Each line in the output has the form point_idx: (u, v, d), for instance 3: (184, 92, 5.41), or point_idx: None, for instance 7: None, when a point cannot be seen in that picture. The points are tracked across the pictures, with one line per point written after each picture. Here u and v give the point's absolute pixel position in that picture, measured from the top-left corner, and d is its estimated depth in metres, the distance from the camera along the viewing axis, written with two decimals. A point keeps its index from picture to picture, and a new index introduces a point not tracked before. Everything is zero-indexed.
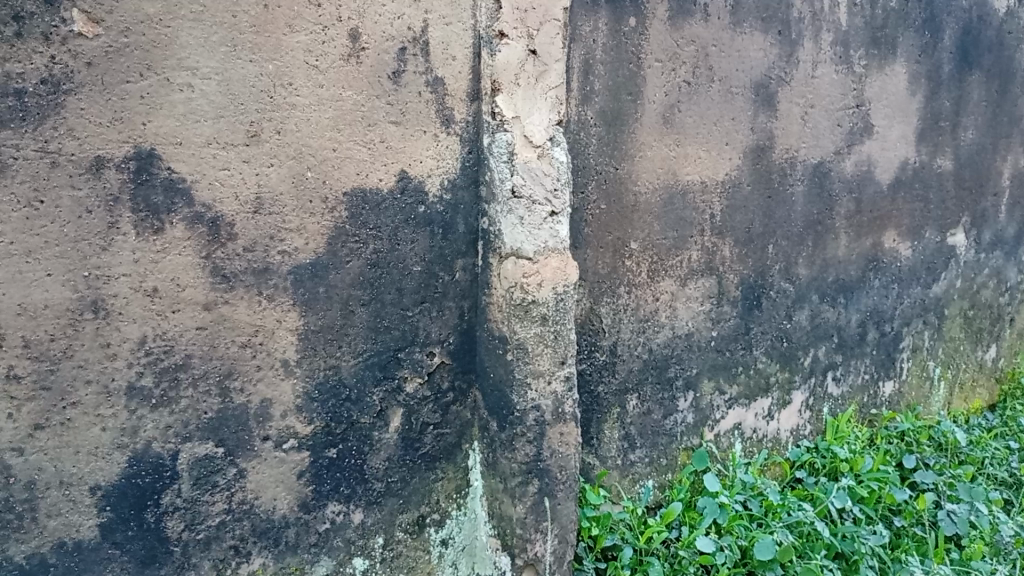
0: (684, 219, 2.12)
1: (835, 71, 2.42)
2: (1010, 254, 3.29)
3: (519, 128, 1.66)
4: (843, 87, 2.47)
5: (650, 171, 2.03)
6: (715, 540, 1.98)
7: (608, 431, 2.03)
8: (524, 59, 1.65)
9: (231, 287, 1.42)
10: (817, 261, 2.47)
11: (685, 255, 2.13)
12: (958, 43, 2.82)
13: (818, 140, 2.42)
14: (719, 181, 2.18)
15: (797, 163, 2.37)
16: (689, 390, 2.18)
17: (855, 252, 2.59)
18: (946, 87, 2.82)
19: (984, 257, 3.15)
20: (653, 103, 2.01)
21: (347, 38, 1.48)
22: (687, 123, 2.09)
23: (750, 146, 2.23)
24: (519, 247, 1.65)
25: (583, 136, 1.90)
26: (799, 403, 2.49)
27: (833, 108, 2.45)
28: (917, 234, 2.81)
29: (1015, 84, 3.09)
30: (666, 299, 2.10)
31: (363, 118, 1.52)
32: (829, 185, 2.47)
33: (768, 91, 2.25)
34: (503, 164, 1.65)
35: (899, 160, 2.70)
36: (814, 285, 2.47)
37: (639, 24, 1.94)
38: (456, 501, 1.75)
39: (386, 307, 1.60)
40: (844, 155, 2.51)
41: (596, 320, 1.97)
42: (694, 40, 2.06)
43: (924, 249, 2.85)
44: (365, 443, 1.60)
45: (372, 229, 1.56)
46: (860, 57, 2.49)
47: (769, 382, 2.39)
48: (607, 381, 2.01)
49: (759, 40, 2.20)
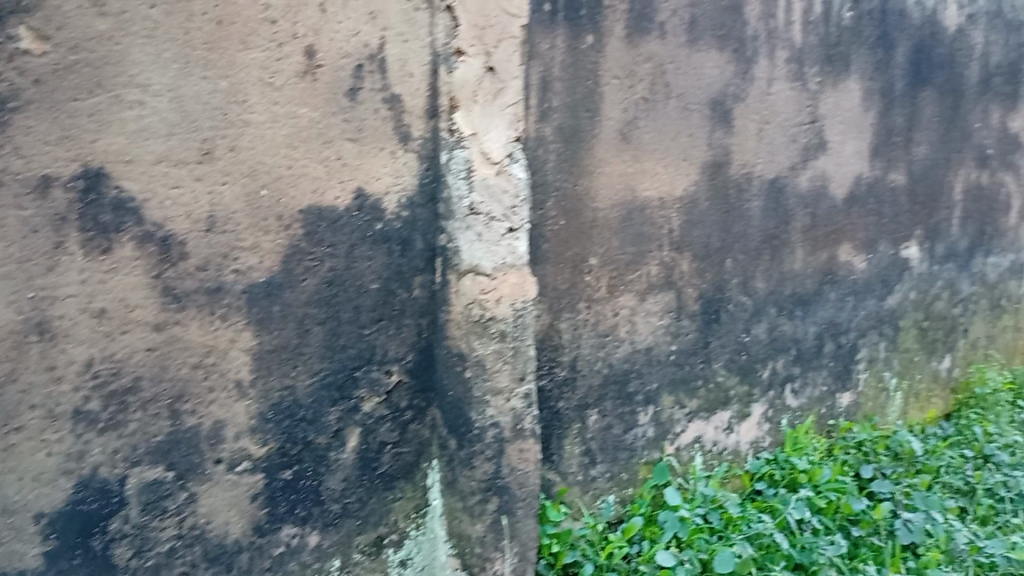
0: (642, 234, 2.14)
1: (790, 88, 2.47)
2: (963, 266, 3.37)
3: (477, 145, 1.66)
4: (798, 104, 2.51)
5: (609, 187, 2.05)
6: (675, 554, 1.99)
7: (569, 447, 2.04)
8: (481, 76, 1.65)
9: (182, 307, 1.40)
10: (775, 275, 2.51)
11: (644, 270, 2.15)
12: (909, 60, 2.89)
13: (774, 156, 2.46)
14: (677, 196, 2.20)
15: (753, 179, 2.40)
16: (649, 404, 2.19)
17: (812, 265, 2.63)
18: (898, 103, 2.89)
19: (937, 269, 3.22)
20: (612, 120, 2.03)
21: (303, 55, 1.47)
22: (645, 139, 2.11)
23: (707, 162, 2.26)
24: (476, 264, 1.66)
25: (541, 153, 1.91)
26: (759, 415, 2.52)
27: (788, 124, 2.49)
28: (871, 247, 2.87)
29: (964, 100, 3.18)
30: (626, 314, 2.11)
31: (318, 135, 1.51)
32: (786, 200, 2.52)
33: (724, 107, 2.29)
34: (461, 181, 1.66)
35: (853, 175, 2.75)
36: (772, 299, 2.51)
37: (597, 42, 1.97)
38: (414, 521, 1.73)
39: (343, 325, 1.59)
40: (800, 170, 2.55)
41: (555, 336, 1.98)
42: (651, 57, 2.09)
43: (878, 262, 2.91)
44: (321, 464, 1.58)
45: (327, 247, 1.55)
46: (814, 74, 2.54)
47: (728, 396, 2.41)
48: (567, 397, 2.02)
49: (716, 58, 2.24)
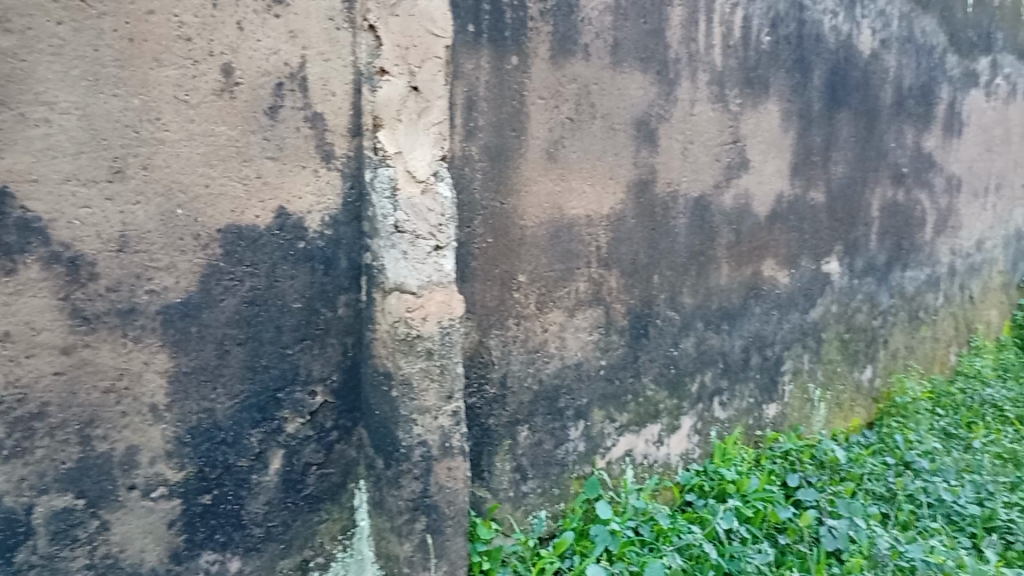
0: (570, 251, 2.17)
1: (712, 109, 2.55)
2: (881, 280, 3.51)
3: (402, 164, 1.67)
4: (720, 124, 2.59)
5: (536, 205, 2.08)
6: (606, 567, 2.00)
7: (499, 464, 2.04)
8: (405, 95, 1.67)
9: (93, 330, 1.36)
10: (701, 290, 2.57)
11: (572, 287, 2.18)
12: (826, 83, 3.01)
13: (698, 175, 2.53)
14: (604, 215, 2.24)
15: (679, 197, 2.46)
16: (580, 420, 2.22)
17: (737, 280, 2.71)
18: (816, 124, 3.01)
19: (858, 283, 3.35)
20: (538, 139, 2.07)
21: (219, 73, 1.46)
22: (571, 158, 2.15)
23: (633, 181, 2.32)
24: (402, 282, 1.65)
25: (468, 172, 1.93)
26: (688, 428, 2.57)
27: (711, 144, 2.57)
28: (794, 262, 2.97)
29: (879, 122, 3.33)
30: (554, 330, 2.14)
31: (237, 153, 1.50)
32: (710, 217, 2.59)
33: (649, 127, 2.35)
34: (386, 200, 1.65)
35: (775, 193, 2.85)
36: (699, 313, 2.57)
37: (522, 63, 2.00)
38: (341, 543, 1.71)
39: (265, 345, 1.57)
40: (723, 189, 2.63)
41: (484, 353, 1.99)
42: (575, 78, 2.13)
43: (801, 277, 3.01)
44: (242, 487, 1.55)
45: (248, 266, 1.53)
46: (735, 96, 2.62)
47: (658, 409, 2.45)
48: (497, 413, 2.02)
49: (640, 79, 2.30)
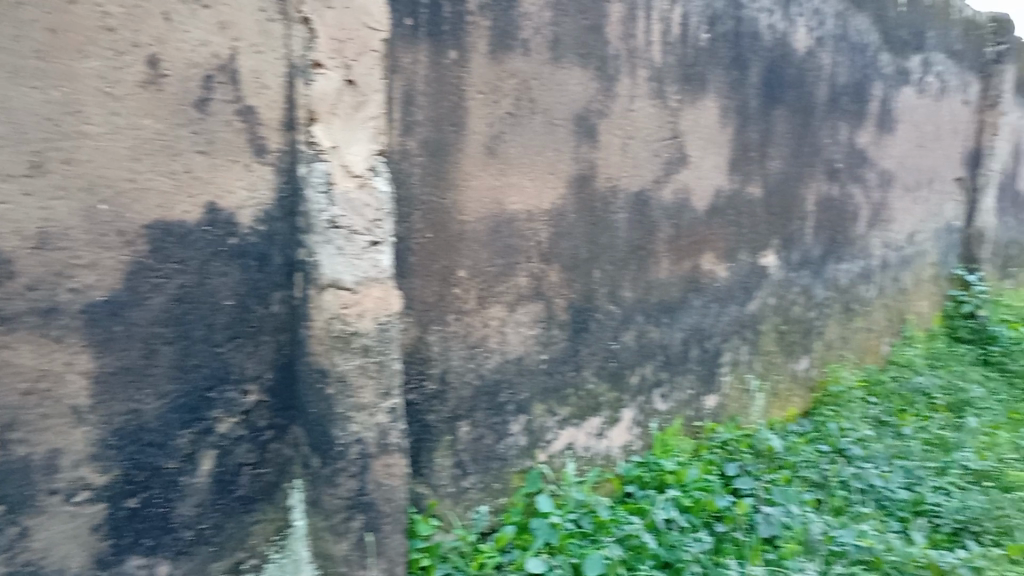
0: (510, 246, 2.17)
1: (651, 105, 2.58)
2: (817, 273, 3.61)
3: (338, 159, 1.64)
4: (659, 120, 2.62)
5: (476, 200, 2.07)
6: (546, 560, 2.02)
7: (440, 460, 2.04)
8: (341, 89, 1.65)
9: (10, 330, 1.31)
10: (641, 284, 2.61)
11: (512, 282, 2.18)
12: (763, 80, 3.07)
13: (638, 170, 2.55)
14: (544, 210, 2.25)
15: (618, 192, 2.49)
16: (521, 414, 2.23)
17: (676, 274, 2.75)
18: (753, 120, 3.07)
19: (794, 275, 3.43)
20: (477, 134, 2.06)
21: (145, 65, 1.42)
22: (511, 154, 2.15)
23: (573, 176, 2.33)
24: (337, 278, 1.63)
25: (406, 166, 1.92)
26: (629, 420, 2.61)
27: (650, 139, 2.60)
28: (731, 256, 3.03)
29: (813, 119, 3.41)
30: (495, 325, 2.14)
31: (164, 147, 1.46)
32: (649, 212, 2.62)
33: (589, 123, 2.36)
34: (321, 195, 1.63)
35: (713, 188, 2.90)
36: (639, 307, 2.60)
37: (460, 58, 1.99)
38: (275, 544, 1.68)
39: (195, 344, 1.54)
40: (662, 184, 2.66)
41: (424, 349, 1.98)
42: (515, 74, 2.13)
43: (739, 270, 3.08)
44: (172, 490, 1.52)
45: (176, 263, 1.49)
46: (674, 92, 2.66)
47: (599, 402, 2.48)
48: (437, 409, 2.02)
49: (579, 75, 2.31)
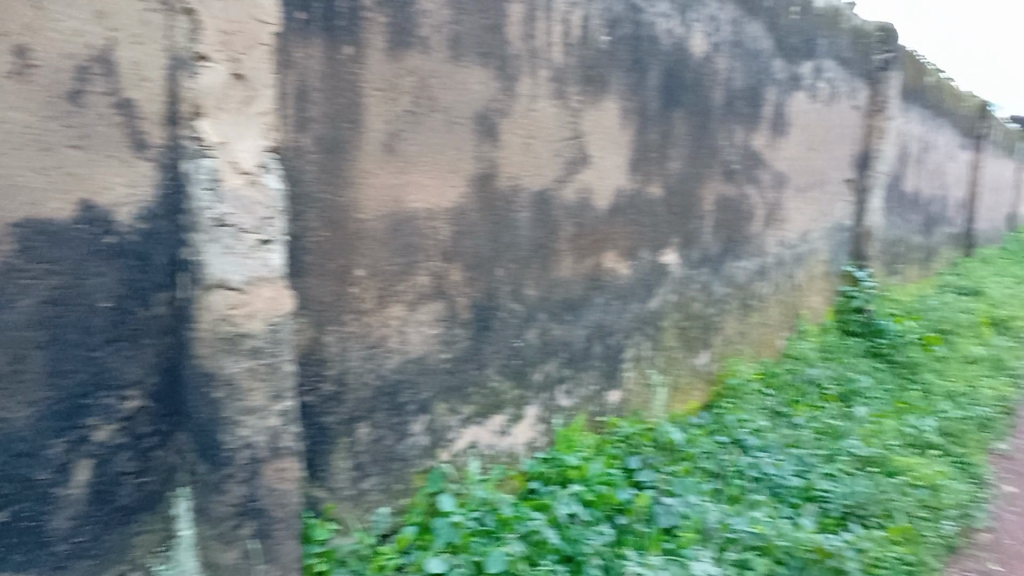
0: (410, 245, 2.16)
1: (552, 105, 2.61)
2: (715, 270, 3.74)
3: (226, 155, 1.60)
4: (560, 120, 2.66)
5: (374, 198, 2.05)
6: (447, 560, 2.02)
7: (338, 462, 2.02)
8: (229, 84, 1.60)
9: None
10: (544, 282, 2.64)
11: (412, 281, 2.16)
12: (662, 82, 3.16)
13: (540, 169, 2.58)
14: (445, 208, 2.25)
15: (520, 190, 2.50)
16: (422, 413, 2.22)
17: (578, 272, 2.80)
18: (653, 122, 3.15)
19: (693, 273, 3.55)
20: (375, 131, 2.04)
21: (11, 55, 1.35)
22: (411, 152, 2.13)
23: (475, 175, 2.33)
24: (225, 277, 1.60)
25: (299, 163, 1.89)
26: (532, 417, 2.64)
27: (552, 139, 2.62)
28: (633, 254, 3.11)
29: (711, 121, 3.53)
30: (395, 324, 2.12)
31: (34, 141, 1.39)
32: (552, 211, 2.65)
33: (489, 122, 2.37)
34: (207, 191, 1.59)
35: (615, 188, 2.96)
36: (542, 305, 2.63)
37: (356, 54, 1.97)
38: (160, 555, 1.62)
39: (69, 348, 1.47)
40: (565, 183, 2.70)
41: (320, 349, 1.96)
42: (414, 71, 2.12)
43: (640, 268, 3.16)
44: (44, 502, 1.45)
45: (48, 264, 1.42)
46: (575, 93, 2.70)
47: (503, 400, 2.50)
48: (334, 411, 1.99)
49: (479, 74, 2.31)
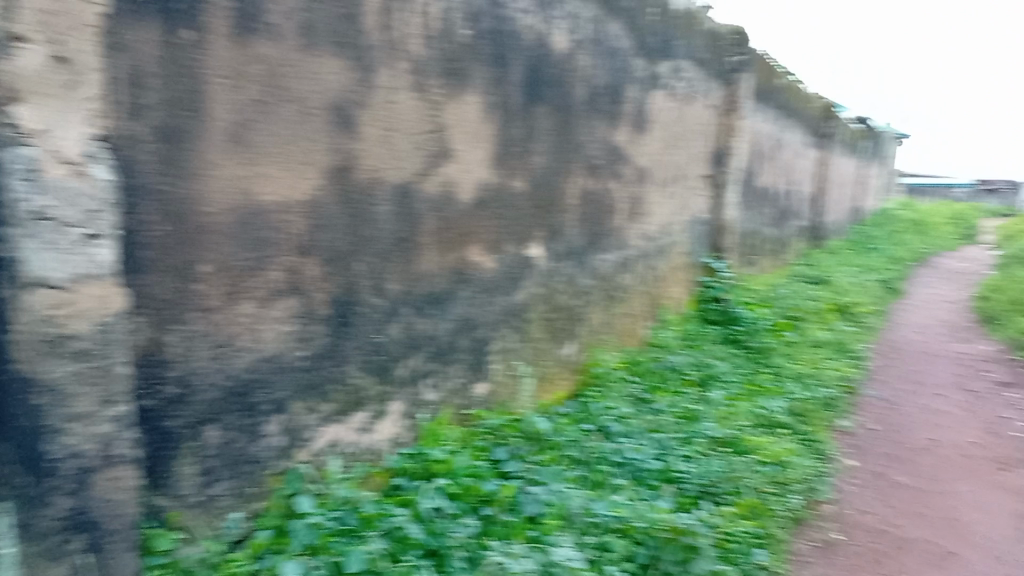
0: (262, 239, 2.09)
1: (412, 97, 2.58)
2: (579, 263, 3.84)
3: (47, 144, 1.49)
4: (420, 113, 2.63)
5: (220, 191, 1.98)
6: (304, 562, 1.98)
7: (183, 468, 1.94)
8: (50, 67, 1.48)
9: None
10: (407, 276, 2.61)
11: (263, 276, 2.10)
12: (525, 77, 3.20)
13: (400, 162, 2.55)
14: (298, 201, 2.18)
15: (380, 183, 2.46)
16: (277, 413, 2.16)
17: (442, 265, 2.79)
18: (516, 116, 3.18)
19: (557, 265, 3.63)
20: (219, 121, 1.96)
21: None
22: (260, 142, 2.06)
23: (331, 167, 2.28)
24: (47, 276, 1.51)
25: (134, 153, 1.80)
26: (396, 412, 2.61)
27: (412, 131, 2.60)
28: (498, 247, 3.13)
29: (573, 117, 3.62)
30: (246, 322, 2.05)
31: None
32: (413, 205, 2.62)
33: (345, 113, 2.32)
34: (25, 183, 1.46)
35: (478, 181, 2.98)
36: (405, 299, 2.61)
37: (198, 40, 1.88)
38: None
39: None
40: (427, 176, 2.69)
41: (161, 350, 1.88)
42: (262, 59, 2.04)
43: (505, 262, 3.19)
44: None
45: None
46: (436, 85, 2.68)
47: (364, 397, 2.45)
48: (176, 414, 1.91)
49: (333, 63, 2.25)
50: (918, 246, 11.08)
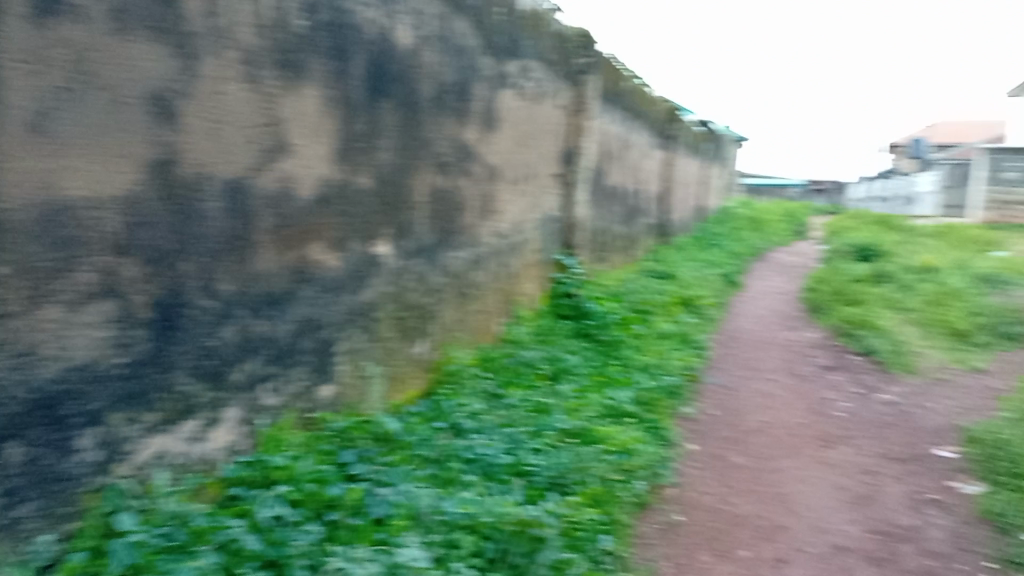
0: (68, 238, 1.98)
1: (244, 88, 2.47)
2: (430, 260, 3.82)
3: None
4: (253, 105, 2.52)
5: (18, 183, 1.87)
6: None
7: None
8: None
9: None
10: (240, 277, 2.51)
11: (72, 279, 2.00)
12: (368, 72, 3.14)
13: (231, 156, 2.43)
14: (111, 197, 2.08)
15: (208, 178, 2.35)
16: (91, 426, 2.09)
17: (281, 264, 2.70)
18: (358, 112, 3.11)
19: (407, 263, 3.60)
20: (16, 108, 1.85)
21: None
22: (65, 133, 1.95)
23: (150, 161, 2.17)
24: None
25: None
26: (231, 419, 2.53)
27: (243, 125, 2.49)
28: (343, 246, 3.06)
29: (420, 113, 3.59)
30: (52, 329, 1.97)
31: None
32: (246, 202, 2.51)
33: (165, 102, 2.20)
34: None
35: (319, 177, 2.89)
36: (239, 301, 2.52)
37: None
38: None
39: None
40: (262, 172, 2.58)
41: None
42: (65, 44, 1.92)
43: (350, 260, 3.12)
44: None
45: None
46: (271, 77, 2.58)
47: (192, 405, 2.39)
48: None
49: (150, 49, 2.13)
50: (753, 241, 11.90)
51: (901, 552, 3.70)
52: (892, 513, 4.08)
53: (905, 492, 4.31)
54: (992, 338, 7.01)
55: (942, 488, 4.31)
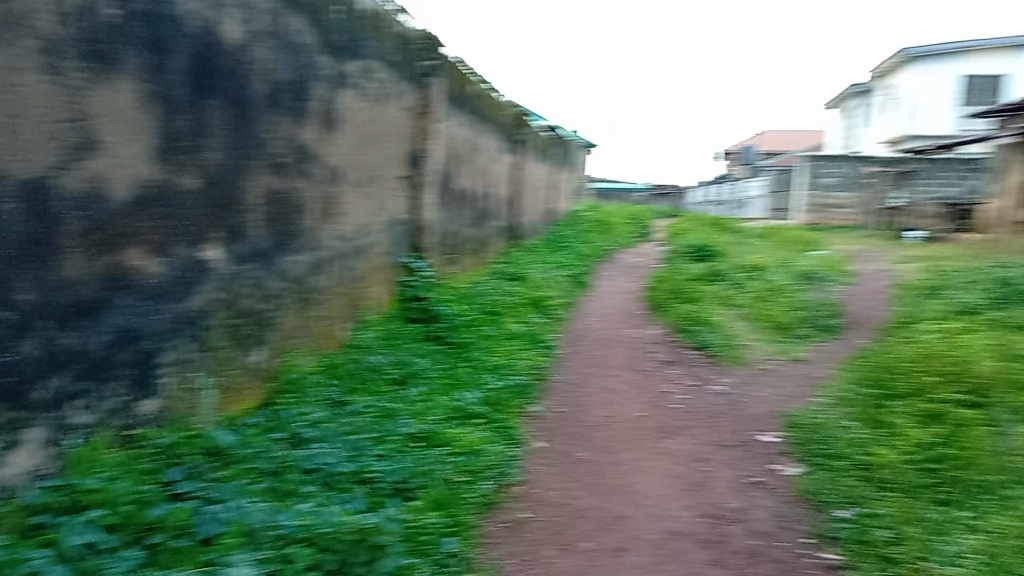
0: None
1: (42, 80, 2.53)
2: (267, 264, 3.73)
3: None
4: (54, 100, 2.58)
5: None
6: None
7: None
8: None
9: None
10: (44, 285, 2.59)
11: None
12: (190, 67, 3.11)
13: (27, 155, 2.50)
14: None
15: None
16: None
17: (92, 270, 2.77)
18: (179, 109, 3.10)
19: (241, 268, 3.54)
20: None
21: None
22: None
23: None
24: None
25: None
26: (35, 441, 2.60)
27: (43, 120, 2.55)
28: (164, 250, 3.09)
29: (252, 112, 3.52)
30: None
31: None
32: (47, 203, 2.58)
33: None
34: None
35: (133, 178, 2.92)
36: (42, 312, 2.59)
37: None
38: None
39: None
40: (64, 171, 2.64)
41: None
42: None
43: (173, 266, 3.14)
44: None
45: None
46: (75, 67, 2.63)
47: None
48: None
49: None
50: (601, 244, 12.36)
51: (729, 533, 3.95)
52: (721, 497, 4.36)
53: (733, 476, 4.61)
54: (811, 331, 7.64)
55: (767, 471, 4.65)
